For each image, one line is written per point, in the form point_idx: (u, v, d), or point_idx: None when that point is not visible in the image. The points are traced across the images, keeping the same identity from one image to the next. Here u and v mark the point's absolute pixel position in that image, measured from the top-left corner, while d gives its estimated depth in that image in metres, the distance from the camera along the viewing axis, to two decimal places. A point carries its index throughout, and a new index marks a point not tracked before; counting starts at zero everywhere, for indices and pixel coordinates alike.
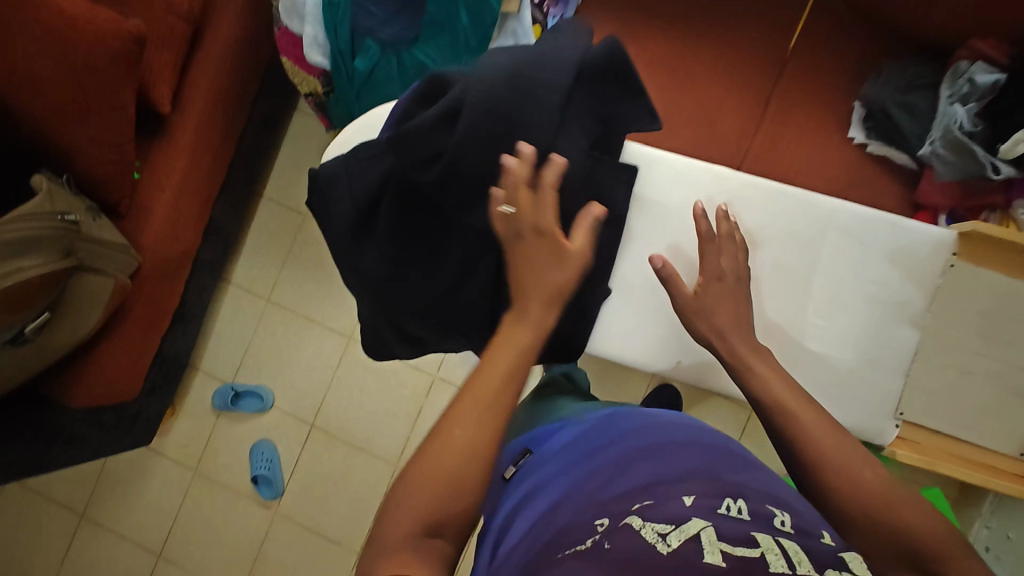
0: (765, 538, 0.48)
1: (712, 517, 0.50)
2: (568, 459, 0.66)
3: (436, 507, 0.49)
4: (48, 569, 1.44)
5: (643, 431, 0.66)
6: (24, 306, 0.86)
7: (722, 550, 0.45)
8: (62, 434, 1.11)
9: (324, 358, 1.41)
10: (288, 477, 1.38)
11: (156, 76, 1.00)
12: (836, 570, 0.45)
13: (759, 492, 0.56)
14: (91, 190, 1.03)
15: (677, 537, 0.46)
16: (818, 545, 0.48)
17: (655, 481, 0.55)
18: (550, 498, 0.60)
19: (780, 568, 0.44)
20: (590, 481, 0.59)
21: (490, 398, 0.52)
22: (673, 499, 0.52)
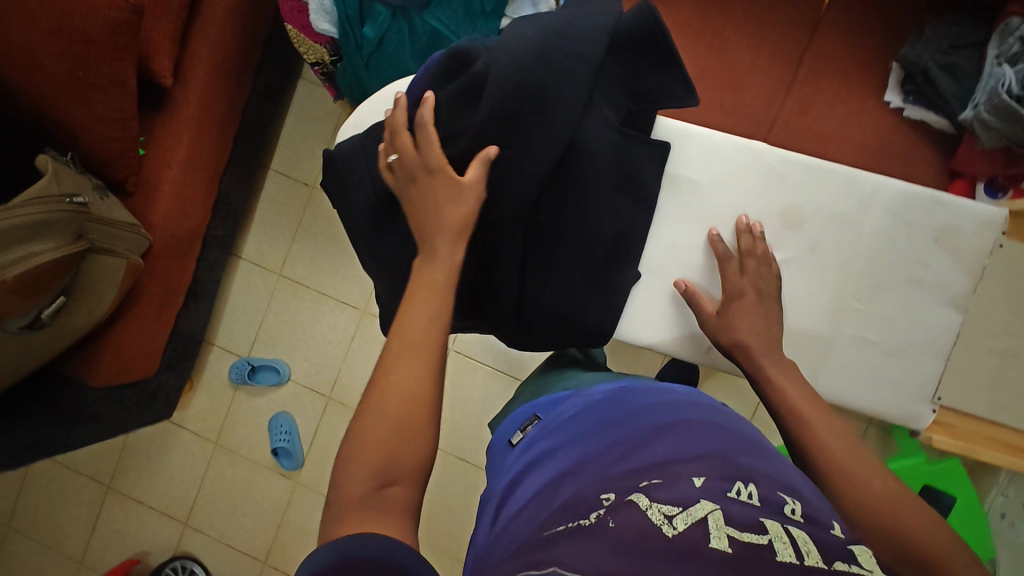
0: (774, 525, 0.43)
1: (722, 498, 0.45)
2: (573, 429, 0.61)
3: (390, 459, 0.50)
4: (79, 537, 1.48)
5: (652, 407, 0.62)
6: (40, 291, 0.85)
7: (729, 535, 0.41)
8: (84, 412, 1.10)
9: (339, 332, 1.40)
10: (307, 449, 1.40)
11: (157, 47, 0.96)
12: (845, 564, 0.40)
13: (772, 478, 0.51)
14: (98, 168, 1.00)
15: (683, 519, 0.42)
16: (829, 537, 0.44)
17: (664, 458, 0.51)
18: (550, 470, 0.56)
19: (788, 558, 0.40)
20: (594, 454, 0.55)
21: (417, 342, 0.55)
22: (682, 478, 0.47)
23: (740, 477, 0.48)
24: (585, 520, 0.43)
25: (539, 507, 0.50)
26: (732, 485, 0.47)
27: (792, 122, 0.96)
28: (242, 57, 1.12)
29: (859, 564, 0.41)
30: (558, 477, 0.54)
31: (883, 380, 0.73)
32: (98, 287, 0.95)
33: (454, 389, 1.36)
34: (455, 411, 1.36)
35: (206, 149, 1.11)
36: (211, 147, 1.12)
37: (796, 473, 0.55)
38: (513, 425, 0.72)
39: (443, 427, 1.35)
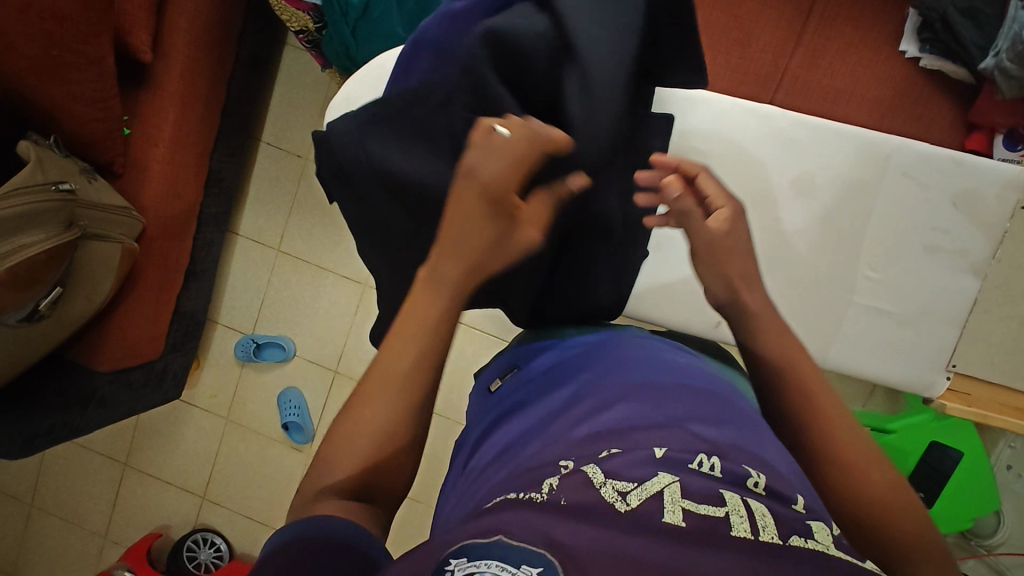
0: (733, 497, 0.41)
1: (680, 471, 0.43)
2: (546, 391, 0.60)
3: (368, 478, 0.48)
4: (101, 513, 1.52)
5: (626, 366, 0.59)
6: (35, 284, 0.84)
7: (683, 509, 0.39)
8: (93, 397, 1.10)
9: (341, 306, 1.39)
10: (317, 423, 1.41)
11: (132, 20, 0.91)
12: (802, 538, 0.38)
13: (742, 448, 0.48)
14: (83, 151, 0.97)
15: (638, 495, 0.40)
16: (790, 513, 0.41)
17: (630, 428, 0.49)
18: (518, 437, 0.55)
19: (742, 533, 0.37)
20: (562, 422, 0.53)
21: (399, 376, 0.49)
22: (643, 450, 0.45)
23: (707, 449, 0.47)
24: (535, 496, 0.39)
25: (499, 476, 0.48)
26: (693, 458, 0.45)
27: (801, 76, 0.91)
28: (222, 26, 1.06)
29: (817, 539, 0.38)
30: (524, 445, 0.52)
31: (897, 346, 0.72)
32: (94, 274, 0.94)
33: (460, 358, 1.37)
34: (462, 380, 1.37)
35: (192, 125, 1.07)
36: (197, 123, 1.09)
37: (775, 445, 0.52)
38: (492, 373, 0.71)
39: (451, 396, 1.37)
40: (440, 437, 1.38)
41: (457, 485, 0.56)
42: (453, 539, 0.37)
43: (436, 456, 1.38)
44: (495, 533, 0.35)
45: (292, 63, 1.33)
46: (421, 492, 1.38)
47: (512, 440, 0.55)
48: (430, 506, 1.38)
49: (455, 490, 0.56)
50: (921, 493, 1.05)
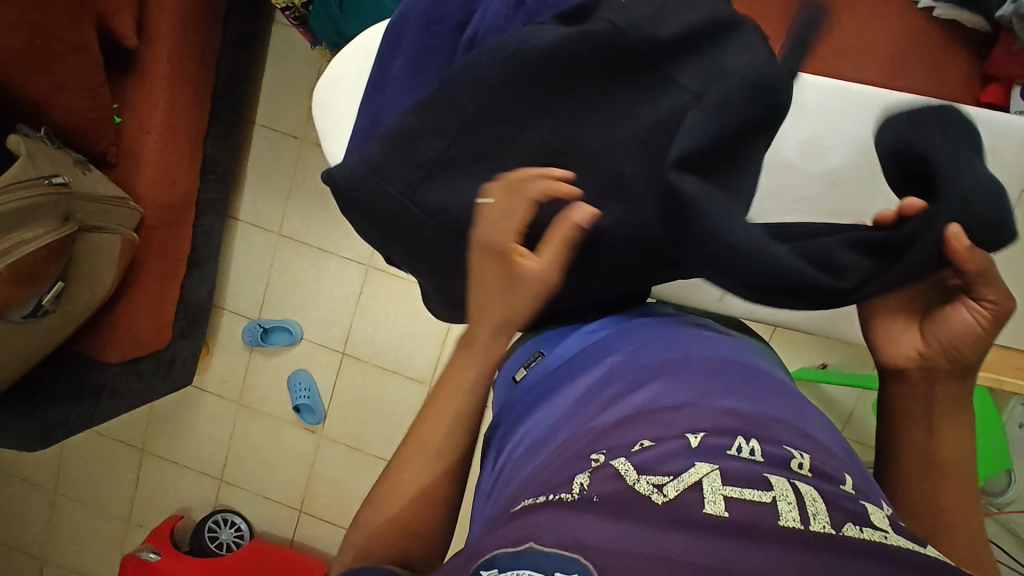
0: (780, 481, 0.39)
1: (717, 458, 0.41)
2: (573, 380, 0.60)
3: (402, 542, 0.53)
4: (124, 498, 1.56)
5: (652, 349, 0.59)
6: (36, 279, 0.83)
7: (725, 498, 0.37)
8: (104, 388, 1.11)
9: (346, 288, 1.39)
10: (328, 403, 1.43)
11: (114, 3, 0.88)
12: (858, 528, 0.36)
13: (780, 426, 0.46)
14: (76, 142, 0.96)
15: (675, 487, 0.38)
16: (838, 494, 0.39)
17: (659, 413, 0.47)
18: (550, 430, 0.54)
19: (792, 523, 0.35)
20: (589, 413, 0.53)
21: (433, 449, 0.54)
22: (676, 438, 0.43)
23: (744, 430, 0.45)
24: (567, 496, 0.40)
25: (533, 472, 0.49)
26: (730, 442, 0.43)
27: None
28: (206, 5, 1.03)
29: (874, 529, 0.36)
30: (557, 438, 0.52)
31: None
32: (95, 265, 0.94)
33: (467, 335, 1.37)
34: None
35: (182, 112, 1.05)
36: (188, 108, 1.07)
37: (817, 424, 0.51)
38: (517, 362, 0.71)
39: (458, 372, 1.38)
40: None
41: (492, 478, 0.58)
42: (483, 548, 0.39)
43: None
44: (525, 540, 0.36)
45: (281, 42, 1.30)
46: None
47: (544, 430, 0.55)
48: None
49: (491, 488, 0.56)
50: None
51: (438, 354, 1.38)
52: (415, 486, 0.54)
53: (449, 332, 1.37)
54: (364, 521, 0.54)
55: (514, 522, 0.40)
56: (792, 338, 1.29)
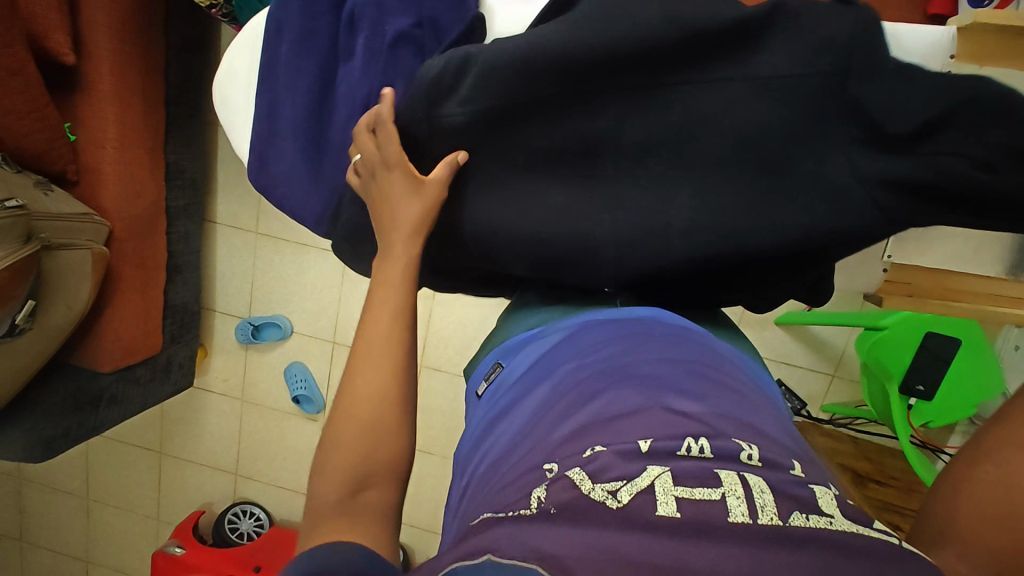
0: (729, 475, 0.36)
1: (668, 461, 0.36)
2: (529, 386, 0.52)
3: (366, 452, 0.48)
4: (149, 498, 1.64)
5: (613, 340, 0.50)
6: (9, 299, 0.86)
7: (677, 499, 0.34)
8: (103, 396, 1.16)
9: (327, 279, 1.41)
10: (326, 391, 1.46)
11: (46, 23, 0.90)
12: (805, 516, 0.33)
13: (734, 419, 0.41)
14: (33, 164, 0.98)
15: (628, 491, 0.35)
16: (789, 482, 0.36)
17: (609, 413, 0.41)
18: (502, 431, 0.49)
19: (739, 518, 0.33)
20: (546, 419, 0.45)
21: (381, 342, 0.53)
22: (625, 442, 0.38)
23: (697, 426, 0.39)
24: (526, 509, 0.36)
25: (485, 487, 0.43)
26: (679, 443, 0.37)
27: None
28: (143, 13, 1.04)
29: (821, 515, 0.34)
30: (508, 440, 0.47)
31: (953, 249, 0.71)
32: (63, 281, 0.97)
33: (450, 313, 1.38)
34: (454, 335, 1.39)
35: (136, 124, 1.07)
36: (140, 118, 1.08)
37: (769, 412, 0.46)
38: (479, 375, 0.63)
39: (446, 350, 1.40)
40: (444, 390, 1.42)
41: (452, 505, 0.51)
42: (444, 559, 0.35)
43: (442, 409, 1.43)
44: (483, 550, 0.33)
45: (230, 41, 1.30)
46: (434, 446, 1.45)
47: (490, 427, 0.52)
48: (445, 457, 1.45)
49: (455, 506, 0.50)
50: (918, 386, 1.02)
51: (426, 334, 1.40)
52: (370, 414, 0.50)
53: (433, 311, 1.38)
54: (323, 451, 0.49)
55: (468, 537, 0.36)
56: None
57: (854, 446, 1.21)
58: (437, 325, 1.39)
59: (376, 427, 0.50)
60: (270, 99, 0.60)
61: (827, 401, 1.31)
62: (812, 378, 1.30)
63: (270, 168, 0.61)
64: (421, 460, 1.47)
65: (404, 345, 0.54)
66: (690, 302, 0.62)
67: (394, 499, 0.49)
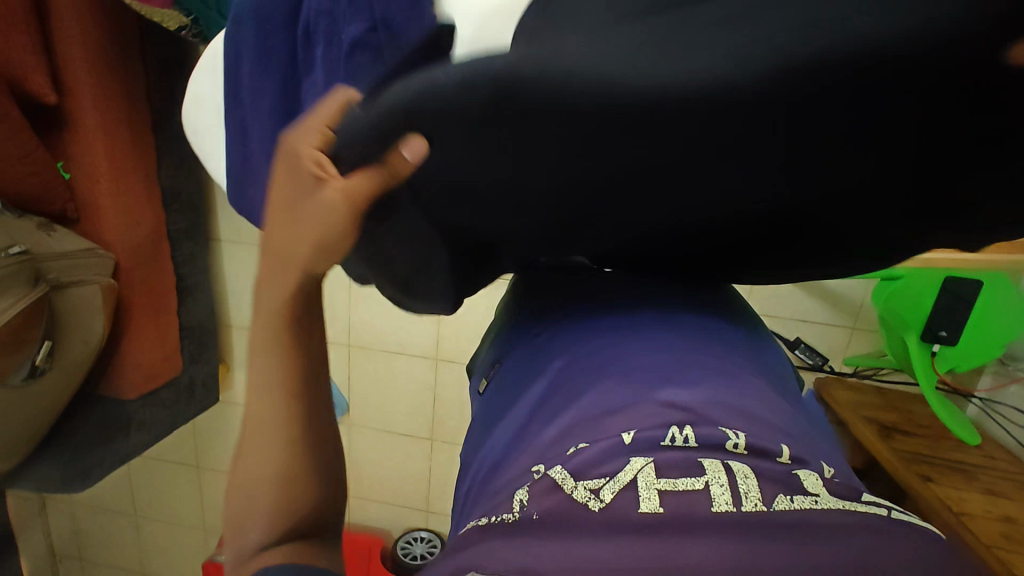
0: (713, 462, 0.36)
1: (652, 453, 0.36)
2: (522, 382, 0.50)
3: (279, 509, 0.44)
4: (193, 510, 1.70)
5: (602, 330, 0.49)
6: (27, 342, 0.89)
7: (660, 492, 0.34)
8: (132, 422, 1.20)
9: (335, 283, 1.41)
10: (347, 394, 1.50)
11: (24, 68, 0.91)
12: (786, 499, 0.34)
13: (723, 403, 0.40)
14: (35, 208, 1.00)
15: (610, 489, 0.35)
16: (778, 469, 0.36)
17: (597, 408, 0.41)
18: (498, 427, 0.49)
19: (723, 508, 0.33)
20: (537, 419, 0.44)
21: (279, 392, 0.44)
22: (607, 436, 0.38)
23: (681, 416, 0.38)
24: (508, 516, 0.36)
25: (481, 490, 0.43)
26: (663, 433, 0.37)
27: None
28: (118, 43, 1.04)
29: (806, 495, 0.34)
30: (501, 438, 0.47)
31: None
32: (76, 318, 1.00)
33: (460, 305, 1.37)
34: (465, 327, 1.39)
35: (126, 153, 1.08)
36: (131, 149, 1.09)
37: (764, 389, 0.44)
38: (478, 376, 0.63)
39: (459, 342, 1.40)
40: (463, 381, 1.43)
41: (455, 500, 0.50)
42: None
43: (461, 399, 1.45)
44: (467, 570, 0.33)
45: None
46: (458, 436, 1.48)
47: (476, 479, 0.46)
48: None
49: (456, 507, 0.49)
50: (942, 332, 1.01)
51: (437, 328, 1.41)
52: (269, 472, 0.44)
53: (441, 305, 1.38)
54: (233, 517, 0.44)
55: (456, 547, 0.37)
56: None
57: (881, 397, 1.20)
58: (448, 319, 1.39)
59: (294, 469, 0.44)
60: (241, 122, 0.60)
61: (848, 354, 1.29)
62: (832, 332, 1.28)
63: (249, 193, 0.62)
64: (447, 451, 1.50)
65: (318, 349, 0.46)
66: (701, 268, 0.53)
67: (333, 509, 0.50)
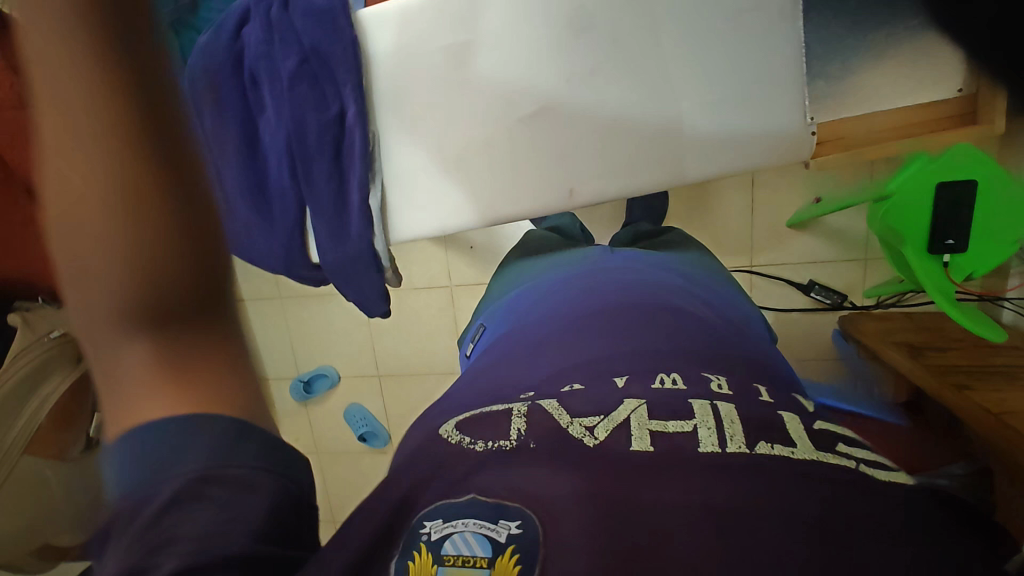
0: (702, 405, 0.41)
1: (644, 395, 0.43)
2: (515, 343, 0.62)
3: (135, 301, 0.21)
4: None
5: (588, 312, 0.62)
6: None
7: (650, 433, 0.39)
8: None
9: (356, 318, 1.48)
10: (387, 423, 1.54)
11: None
12: (769, 445, 0.38)
13: (691, 354, 0.52)
14: None
15: (604, 427, 0.40)
16: (764, 416, 0.41)
17: (584, 357, 0.53)
18: (487, 367, 0.60)
19: (709, 448, 0.37)
20: (530, 362, 0.56)
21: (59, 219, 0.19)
22: (603, 381, 0.47)
23: (665, 364, 0.49)
24: (506, 442, 0.41)
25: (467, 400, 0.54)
26: (654, 379, 0.46)
27: None
28: None
29: (785, 445, 0.38)
30: (490, 372, 0.58)
31: None
32: None
33: None
34: None
35: None
36: None
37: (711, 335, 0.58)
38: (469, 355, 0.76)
39: None
40: None
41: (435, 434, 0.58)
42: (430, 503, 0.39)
43: None
44: (467, 492, 0.38)
45: None
46: None
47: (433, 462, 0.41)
48: None
49: None
50: (949, 240, 0.99)
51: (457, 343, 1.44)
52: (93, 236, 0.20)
53: (457, 320, 1.42)
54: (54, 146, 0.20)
55: (450, 477, 0.40)
56: (776, 188, 1.24)
57: (910, 321, 1.17)
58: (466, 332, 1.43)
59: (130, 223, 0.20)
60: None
61: (868, 286, 1.25)
62: (845, 268, 1.25)
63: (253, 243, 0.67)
64: None
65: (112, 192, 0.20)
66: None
67: (114, 376, 0.23)
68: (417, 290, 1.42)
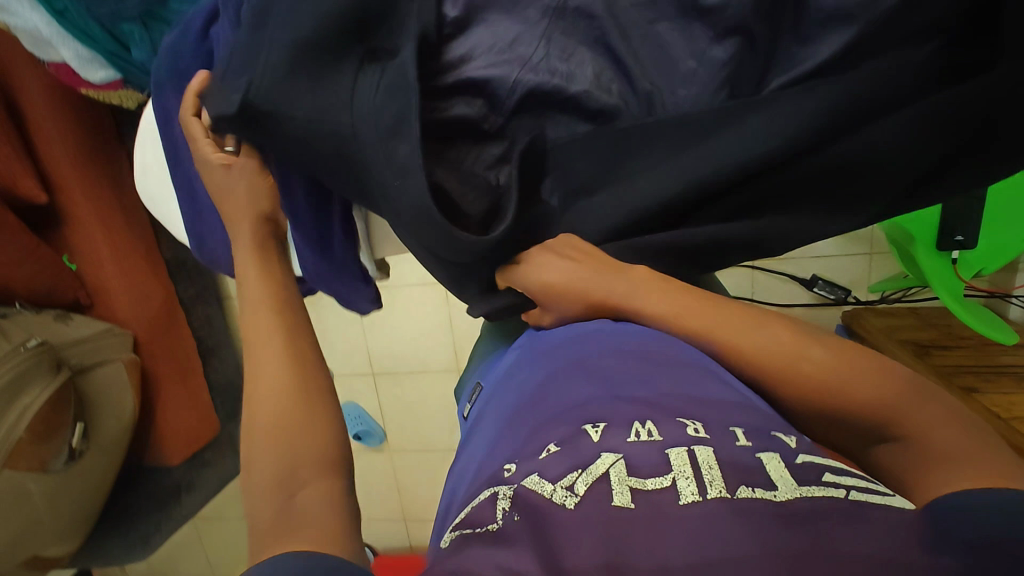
0: (679, 455, 0.37)
1: (620, 449, 0.38)
2: (505, 393, 0.52)
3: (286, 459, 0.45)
4: None
5: (569, 342, 0.51)
6: (59, 427, 0.95)
7: (631, 488, 0.36)
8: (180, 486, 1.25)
9: (348, 316, 1.44)
10: (382, 421, 1.52)
11: (13, 175, 0.96)
12: (749, 489, 0.35)
13: (687, 391, 0.42)
14: (49, 302, 1.07)
15: (583, 483, 0.37)
16: (741, 457, 0.37)
17: (559, 406, 0.44)
18: (481, 432, 0.51)
19: (689, 500, 0.35)
20: (512, 425, 0.46)
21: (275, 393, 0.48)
22: (575, 434, 0.41)
23: (644, 411, 0.41)
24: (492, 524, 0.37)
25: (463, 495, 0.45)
26: (628, 431, 0.40)
27: None
28: (98, 133, 1.09)
29: (766, 487, 0.35)
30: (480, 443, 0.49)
31: None
32: (104, 398, 1.05)
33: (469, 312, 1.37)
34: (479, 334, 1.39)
35: (123, 232, 1.13)
36: (127, 224, 1.14)
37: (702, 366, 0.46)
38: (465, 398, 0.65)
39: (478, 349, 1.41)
40: None
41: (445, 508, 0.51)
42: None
43: None
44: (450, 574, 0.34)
45: None
46: None
47: None
48: None
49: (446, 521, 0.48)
50: (958, 236, 0.95)
51: (452, 340, 1.41)
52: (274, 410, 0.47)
53: (451, 316, 1.39)
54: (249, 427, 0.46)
55: None
56: None
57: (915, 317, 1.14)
58: (461, 328, 1.40)
59: (297, 426, 0.46)
60: (186, 184, 0.69)
61: (873, 281, 1.23)
62: (850, 262, 1.22)
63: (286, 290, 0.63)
64: None
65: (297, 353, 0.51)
66: (546, 66, 0.53)
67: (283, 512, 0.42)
68: (410, 286, 1.38)
